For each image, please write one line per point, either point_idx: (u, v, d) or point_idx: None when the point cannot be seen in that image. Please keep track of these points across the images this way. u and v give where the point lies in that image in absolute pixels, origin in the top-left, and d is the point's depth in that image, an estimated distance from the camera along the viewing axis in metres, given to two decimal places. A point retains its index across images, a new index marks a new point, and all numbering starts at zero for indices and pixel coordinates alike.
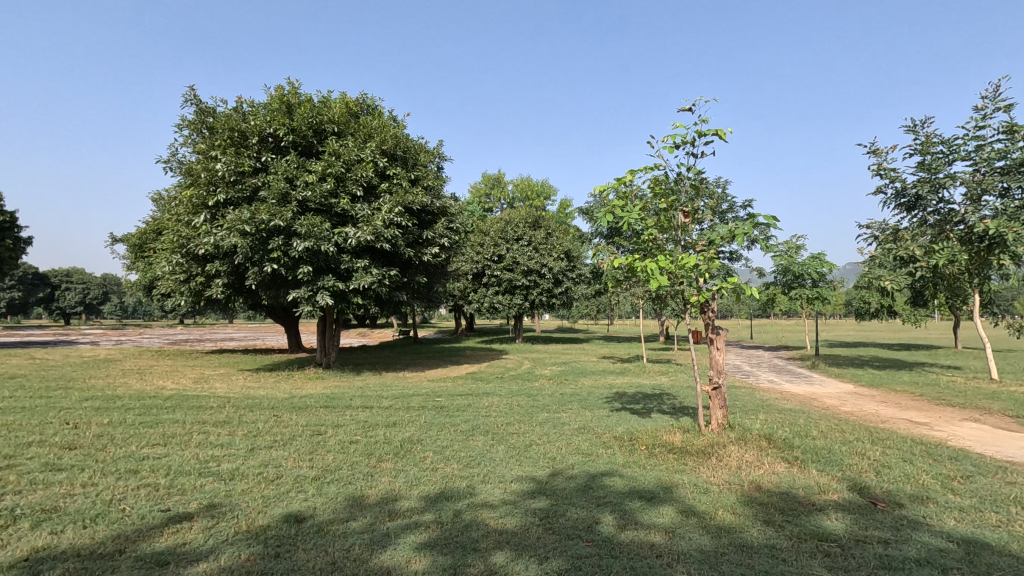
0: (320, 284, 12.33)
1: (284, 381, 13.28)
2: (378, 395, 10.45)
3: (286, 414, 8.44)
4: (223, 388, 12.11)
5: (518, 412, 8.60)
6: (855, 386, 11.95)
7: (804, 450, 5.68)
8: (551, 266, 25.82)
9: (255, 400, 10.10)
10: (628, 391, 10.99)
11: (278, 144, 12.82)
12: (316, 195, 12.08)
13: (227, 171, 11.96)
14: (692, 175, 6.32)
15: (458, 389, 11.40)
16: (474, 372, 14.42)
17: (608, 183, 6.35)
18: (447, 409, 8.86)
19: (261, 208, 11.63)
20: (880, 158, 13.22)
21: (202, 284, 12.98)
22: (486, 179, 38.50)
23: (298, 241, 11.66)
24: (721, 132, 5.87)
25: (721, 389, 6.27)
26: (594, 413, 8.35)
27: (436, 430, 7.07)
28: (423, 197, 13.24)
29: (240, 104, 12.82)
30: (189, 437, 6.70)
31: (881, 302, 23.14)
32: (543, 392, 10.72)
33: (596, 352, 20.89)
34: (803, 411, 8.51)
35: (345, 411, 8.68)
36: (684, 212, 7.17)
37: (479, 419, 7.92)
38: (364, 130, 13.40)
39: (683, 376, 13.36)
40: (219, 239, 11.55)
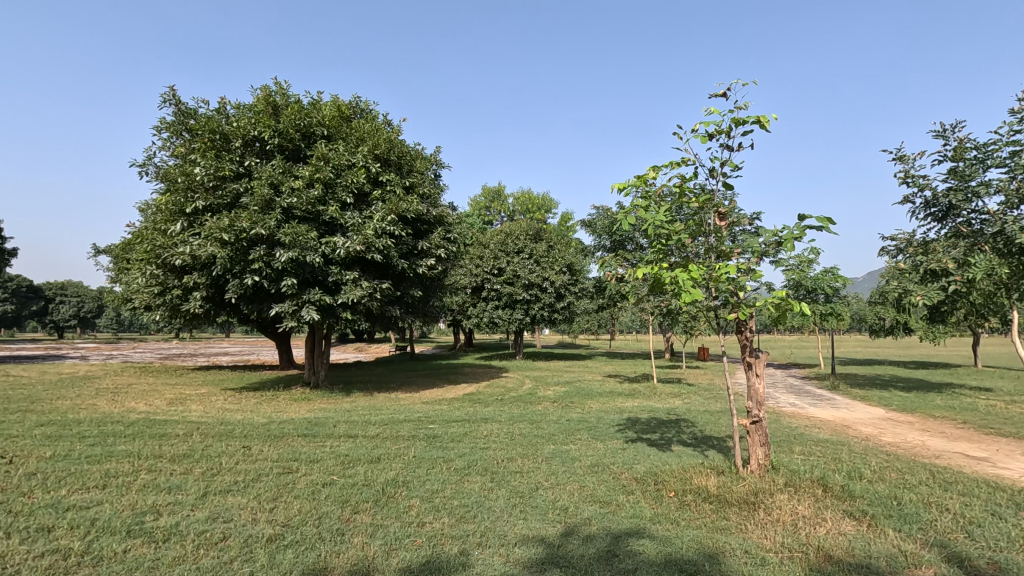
0: (306, 298, 11.41)
1: (266, 403, 12.30)
2: (367, 421, 9.47)
3: (259, 444, 7.45)
4: (199, 410, 11.11)
5: (521, 443, 7.63)
6: (887, 411, 10.95)
7: (870, 500, 4.68)
8: (553, 279, 24.94)
9: (229, 426, 9.13)
10: (642, 416, 10.02)
11: (262, 148, 11.96)
12: (302, 201, 11.21)
13: (206, 175, 11.13)
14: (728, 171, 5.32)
15: (454, 413, 10.41)
16: (472, 394, 13.42)
17: (628, 176, 5.26)
18: (441, 439, 7.88)
19: (242, 215, 10.76)
20: (906, 164, 12.35)
21: (178, 297, 12.04)
22: (486, 193, 37.82)
23: (281, 251, 10.77)
24: (764, 118, 4.99)
25: (761, 423, 5.31)
26: (607, 445, 7.37)
27: (425, 468, 6.07)
28: (418, 206, 12.37)
29: (223, 105, 12.01)
30: (136, 476, 5.72)
31: (896, 319, 22.21)
32: (547, 417, 9.73)
33: (600, 370, 19.89)
34: (843, 444, 7.51)
35: (325, 441, 7.69)
36: (718, 214, 5.65)
37: (476, 452, 6.94)
38: (356, 134, 12.57)
39: (698, 398, 12.39)
40: (195, 248, 10.66)
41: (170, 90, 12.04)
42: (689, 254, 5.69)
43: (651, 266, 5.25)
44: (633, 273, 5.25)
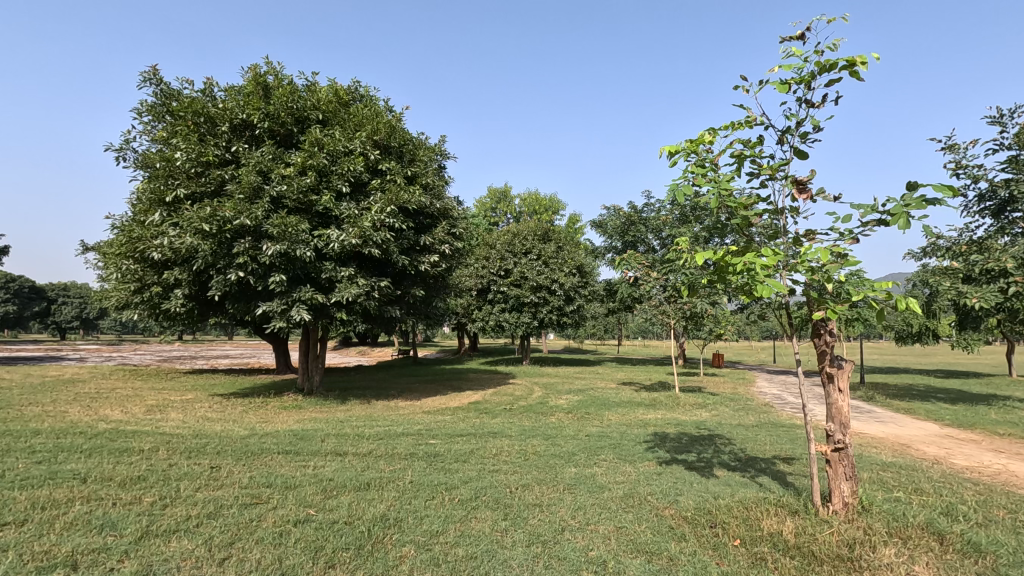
0: (295, 297, 10.38)
1: (253, 412, 11.23)
2: (360, 435, 8.39)
3: (231, 464, 6.36)
4: (176, 419, 10.06)
5: (536, 464, 6.52)
6: (941, 427, 9.77)
7: (1005, 557, 3.56)
8: (562, 281, 23.85)
9: (205, 439, 8.07)
10: (670, 431, 8.87)
11: (252, 133, 10.95)
12: (292, 190, 10.21)
13: (188, 161, 10.14)
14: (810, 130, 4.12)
15: (458, 426, 9.29)
16: (478, 403, 12.31)
17: (684, 141, 4.17)
18: (444, 458, 6.79)
19: (225, 204, 9.73)
20: (957, 153, 11.20)
21: (159, 295, 11.02)
22: (492, 193, 36.77)
23: (268, 244, 9.74)
24: (859, 60, 3.83)
25: (847, 453, 4.20)
26: (639, 470, 6.26)
27: (422, 501, 4.96)
28: (421, 197, 11.34)
29: (209, 87, 10.98)
30: (69, 508, 4.65)
31: (926, 325, 20.96)
32: (564, 432, 8.60)
33: (613, 377, 18.73)
34: (918, 470, 6.37)
35: (309, 461, 6.61)
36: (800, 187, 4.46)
37: (485, 478, 5.84)
38: (354, 118, 11.55)
39: (727, 410, 11.24)
40: (174, 240, 9.66)
41: (152, 69, 10.98)
42: (752, 238, 4.55)
43: (714, 253, 4.14)
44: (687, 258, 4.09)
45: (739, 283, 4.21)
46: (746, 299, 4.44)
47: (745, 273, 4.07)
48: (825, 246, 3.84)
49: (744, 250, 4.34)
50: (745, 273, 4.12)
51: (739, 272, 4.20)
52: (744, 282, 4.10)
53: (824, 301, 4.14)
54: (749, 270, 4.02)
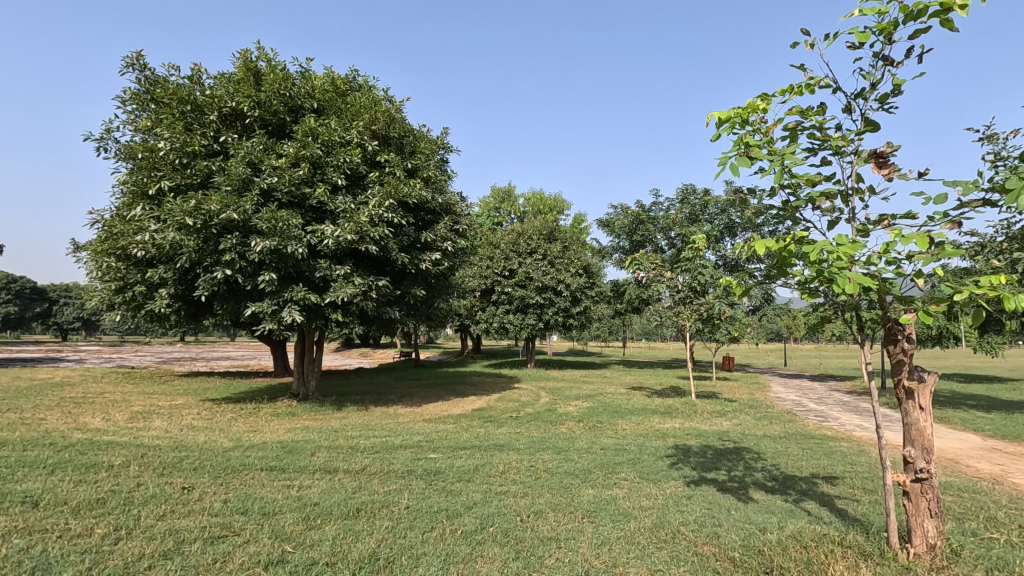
0: (287, 297, 9.70)
1: (242, 419, 10.53)
2: (354, 447, 7.70)
3: (205, 484, 5.65)
4: (159, 427, 9.37)
5: (550, 484, 5.80)
6: (985, 439, 9.00)
7: None
8: (568, 282, 23.09)
9: (184, 452, 7.37)
10: (692, 444, 8.14)
11: (243, 123, 10.30)
12: (284, 182, 9.55)
13: (172, 151, 9.47)
14: (891, 90, 3.35)
15: (461, 437, 8.58)
16: (482, 410, 11.58)
17: (732, 110, 3.46)
18: (446, 477, 6.08)
19: (211, 197, 9.05)
20: (996, 143, 10.40)
21: (142, 295, 10.32)
22: (496, 193, 36.12)
23: (257, 240, 9.07)
24: (957, 3, 3.09)
25: (930, 486, 3.46)
26: (666, 492, 5.53)
27: (419, 533, 4.26)
28: (422, 191, 10.64)
29: (197, 73, 10.28)
30: (3, 543, 3.96)
31: (948, 328, 20.13)
32: (576, 445, 7.86)
33: (623, 382, 17.97)
34: (982, 494, 5.62)
35: (295, 480, 5.90)
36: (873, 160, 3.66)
37: (493, 502, 5.12)
38: (352, 108, 10.86)
39: (748, 419, 10.50)
40: (155, 235, 8.98)
41: (136, 54, 10.28)
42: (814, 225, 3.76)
43: (774, 241, 3.38)
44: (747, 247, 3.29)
45: (801, 278, 3.49)
46: (807, 296, 3.71)
47: (813, 267, 3.29)
48: (917, 232, 3.10)
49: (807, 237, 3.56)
50: (814, 266, 3.33)
51: (802, 264, 3.46)
52: (810, 278, 3.36)
53: (911, 300, 3.33)
54: (819, 264, 3.25)
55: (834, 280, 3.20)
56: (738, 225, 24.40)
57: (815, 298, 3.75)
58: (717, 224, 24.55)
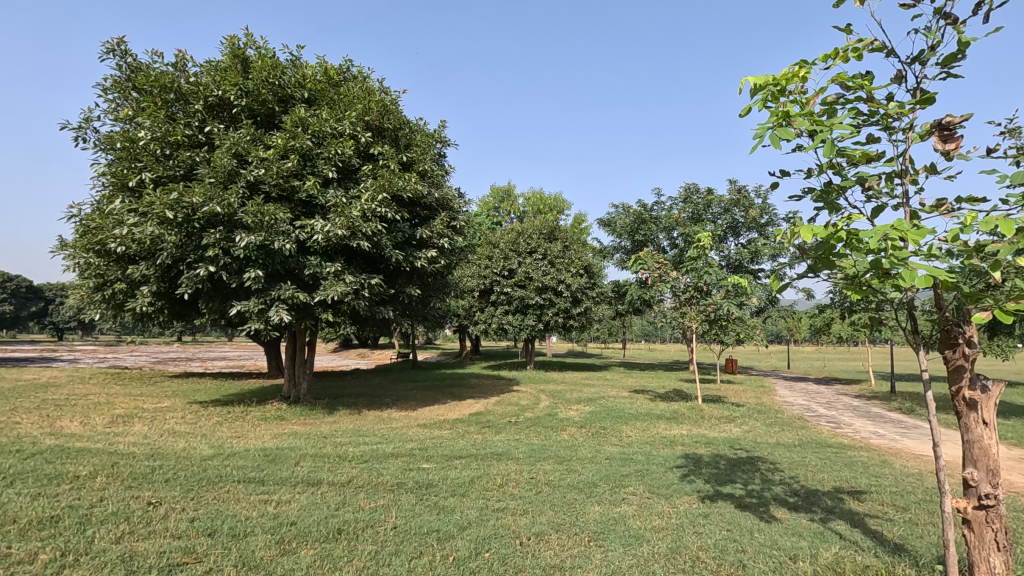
0: (275, 295, 9.21)
1: (228, 424, 10.03)
2: (342, 456, 7.21)
3: (175, 500, 5.16)
4: (139, 433, 8.88)
5: (553, 500, 5.31)
6: (1010, 448, 8.53)
7: None
8: (569, 282, 22.63)
9: (160, 461, 6.86)
10: (703, 453, 7.66)
11: (229, 113, 9.82)
12: (272, 174, 9.07)
13: (152, 141, 8.98)
14: (956, 52, 2.86)
15: (457, 444, 8.09)
16: (480, 415, 11.09)
17: (769, 76, 2.99)
18: (440, 490, 5.60)
19: (194, 189, 8.56)
20: None
21: (123, 293, 9.82)
22: (495, 193, 35.69)
23: (242, 235, 8.56)
24: None
25: (997, 515, 2.99)
26: (680, 510, 5.04)
27: (406, 560, 3.78)
28: (417, 185, 10.16)
29: (181, 60, 9.79)
30: None
31: None
32: (579, 454, 7.38)
33: (624, 384, 17.47)
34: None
35: (274, 494, 5.40)
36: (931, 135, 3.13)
37: (490, 522, 4.63)
38: (344, 98, 10.38)
39: (758, 425, 10.03)
40: (134, 229, 8.48)
41: (117, 41, 9.78)
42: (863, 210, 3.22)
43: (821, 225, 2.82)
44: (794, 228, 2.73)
45: (851, 271, 2.94)
46: (855, 294, 3.17)
47: (868, 258, 2.75)
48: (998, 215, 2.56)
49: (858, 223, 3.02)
50: (869, 256, 2.77)
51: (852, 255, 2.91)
52: (863, 271, 2.81)
53: (983, 298, 2.79)
54: (877, 253, 2.71)
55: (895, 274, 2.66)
56: (742, 225, 23.95)
57: (862, 296, 3.21)
58: (720, 224, 24.10)
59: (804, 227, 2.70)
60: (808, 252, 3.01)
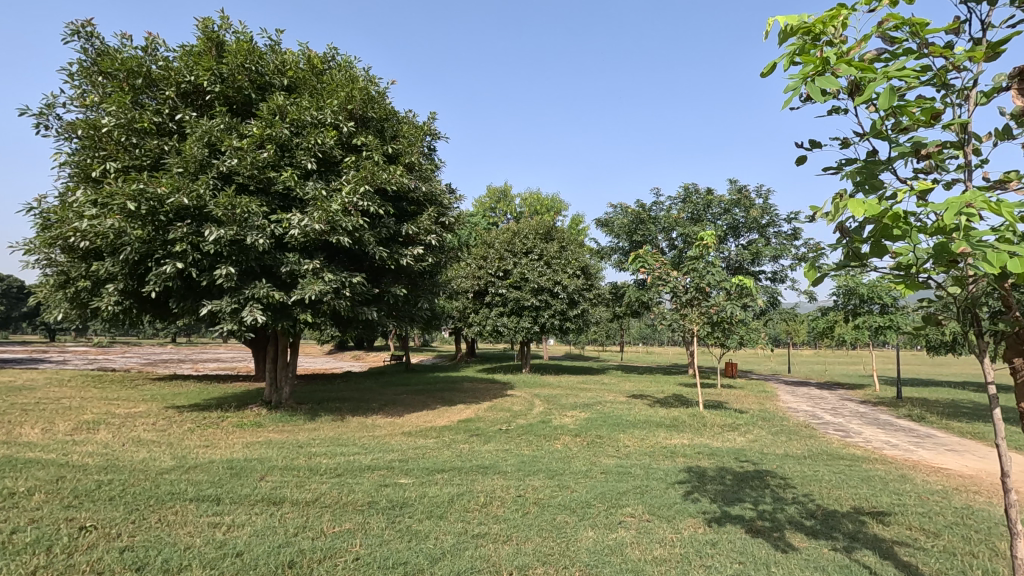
0: (249, 294, 8.61)
1: (200, 431, 9.41)
2: (314, 469, 6.58)
3: (115, 522, 4.56)
4: (100, 441, 8.25)
5: (541, 523, 4.71)
6: None
7: None
8: (566, 283, 22.08)
9: (111, 474, 6.23)
10: (707, 466, 7.07)
11: (204, 100, 9.25)
12: (246, 164, 8.48)
13: (117, 128, 8.39)
14: None
15: (441, 455, 7.48)
16: (469, 422, 10.50)
17: (802, 18, 2.43)
18: (415, 511, 4.99)
19: (160, 179, 7.97)
20: None
21: (88, 291, 9.22)
22: (492, 193, 35.15)
23: (212, 228, 7.97)
24: None
25: None
26: (686, 537, 4.43)
27: None
28: (403, 177, 9.58)
29: (152, 44, 9.20)
30: None
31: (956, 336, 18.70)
32: (573, 467, 6.78)
33: (622, 389, 16.84)
34: None
35: (227, 516, 4.78)
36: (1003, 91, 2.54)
37: (468, 553, 4.02)
38: (327, 86, 9.81)
39: (764, 434, 9.45)
40: (94, 222, 7.87)
41: (83, 22, 9.19)
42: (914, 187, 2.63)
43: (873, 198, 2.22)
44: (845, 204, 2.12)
45: (908, 260, 2.34)
46: (909, 288, 2.56)
47: (939, 241, 2.13)
48: None
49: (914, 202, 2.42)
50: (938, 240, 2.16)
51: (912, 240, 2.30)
52: (927, 258, 2.21)
53: None
54: (947, 235, 2.10)
55: (972, 259, 2.05)
56: (743, 225, 23.42)
57: (918, 291, 2.60)
58: (720, 225, 23.56)
59: (853, 200, 2.10)
60: (853, 236, 2.41)
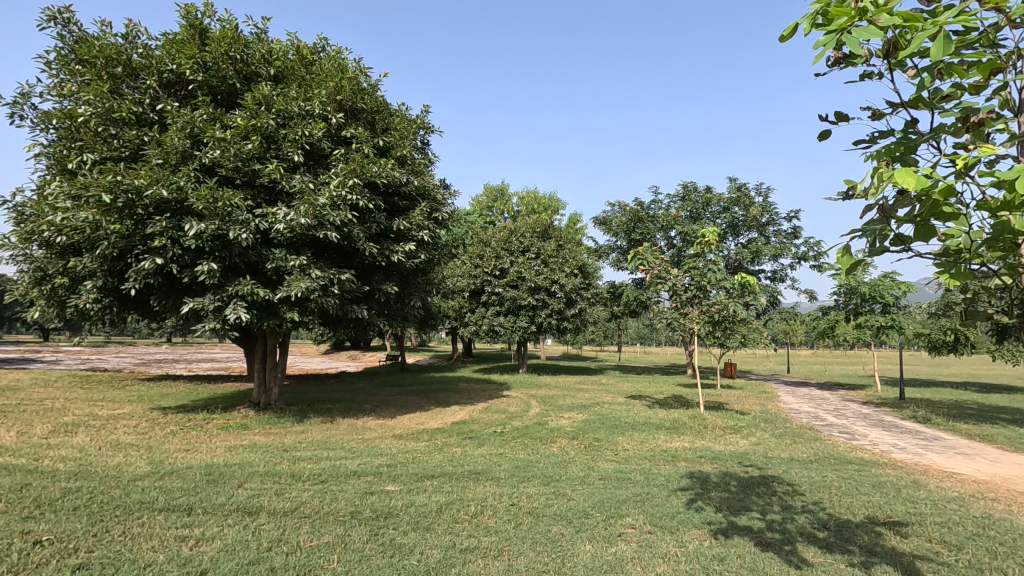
0: (232, 291, 8.26)
1: (183, 434, 9.04)
2: (296, 475, 6.22)
3: (75, 536, 4.21)
4: (74, 445, 7.88)
5: (536, 536, 4.37)
6: None
7: None
8: (563, 283, 21.77)
9: (80, 481, 5.87)
10: (711, 472, 6.73)
11: (187, 91, 8.91)
12: (229, 156, 8.14)
13: (94, 118, 8.04)
14: None
15: (431, 460, 7.14)
16: (462, 424, 10.17)
17: None
18: (400, 523, 4.65)
19: (138, 172, 7.62)
20: None
21: (65, 288, 8.86)
22: (489, 191, 34.80)
23: (192, 223, 7.62)
24: None
25: None
26: (692, 551, 4.10)
27: None
28: (394, 171, 9.25)
29: (133, 31, 8.84)
30: None
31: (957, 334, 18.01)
32: (570, 472, 6.45)
33: (620, 390, 16.53)
34: None
35: (195, 530, 4.41)
36: None
37: (455, 571, 3.68)
38: (315, 77, 9.47)
39: (767, 437, 9.14)
40: (68, 216, 7.52)
41: (60, 8, 8.81)
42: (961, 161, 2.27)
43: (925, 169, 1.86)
44: (898, 174, 1.75)
45: (964, 245, 1.98)
46: (959, 278, 2.21)
47: (1009, 220, 1.77)
48: None
49: (968, 177, 2.06)
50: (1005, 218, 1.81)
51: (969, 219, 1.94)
52: (989, 240, 1.86)
53: None
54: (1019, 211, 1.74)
55: None
56: (742, 224, 23.12)
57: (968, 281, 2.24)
58: (719, 223, 23.27)
59: (905, 170, 1.74)
60: (899, 216, 2.04)
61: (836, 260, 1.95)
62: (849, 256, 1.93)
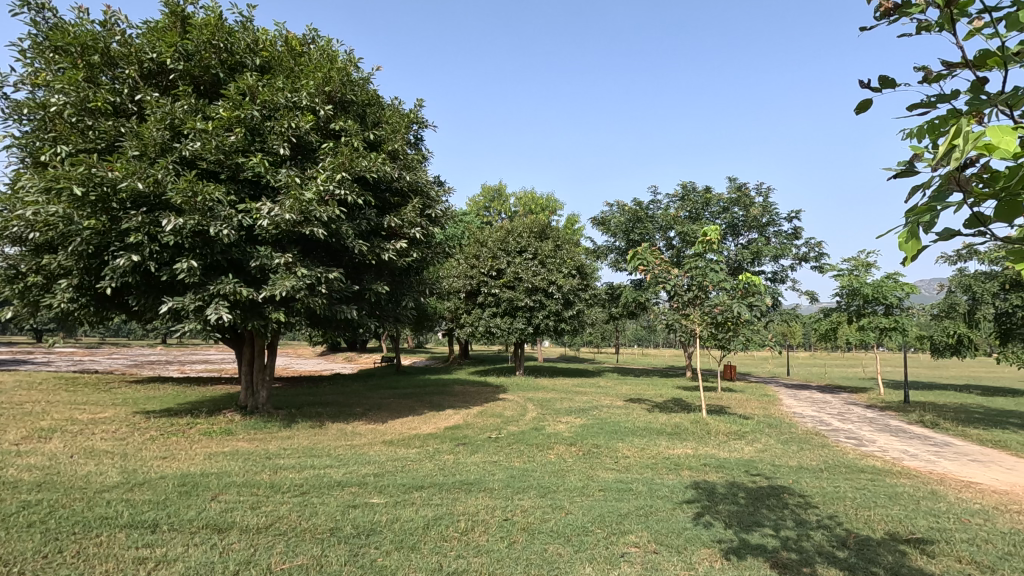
0: (214, 290, 7.87)
1: (163, 440, 8.63)
2: (277, 486, 5.83)
3: (22, 558, 3.81)
4: (45, 452, 7.47)
5: (531, 557, 3.99)
6: None
7: None
8: (561, 283, 21.40)
9: (41, 493, 5.46)
10: (717, 482, 6.36)
11: (168, 81, 8.54)
12: (211, 148, 7.76)
13: (68, 108, 7.66)
14: None
15: (421, 469, 6.75)
16: (456, 429, 9.78)
17: None
18: (383, 541, 4.26)
19: (113, 164, 7.24)
20: None
21: (39, 287, 8.47)
22: (486, 192, 34.44)
23: (170, 218, 7.23)
24: None
25: None
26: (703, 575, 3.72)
27: None
28: (384, 166, 8.88)
29: (111, 18, 8.46)
30: None
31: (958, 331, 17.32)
32: (568, 482, 6.08)
33: (619, 393, 16.13)
34: None
35: (156, 550, 4.02)
36: None
37: None
38: (303, 68, 9.10)
39: (773, 443, 8.78)
40: (38, 210, 7.12)
41: None
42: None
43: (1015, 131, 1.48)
44: (989, 134, 1.37)
45: None
46: None
47: None
48: None
49: None
50: None
51: None
52: None
53: None
54: None
55: None
56: (742, 225, 22.81)
57: None
58: (719, 223, 22.93)
59: (999, 129, 1.36)
60: (971, 195, 1.67)
61: (899, 246, 1.57)
62: (917, 242, 1.55)
